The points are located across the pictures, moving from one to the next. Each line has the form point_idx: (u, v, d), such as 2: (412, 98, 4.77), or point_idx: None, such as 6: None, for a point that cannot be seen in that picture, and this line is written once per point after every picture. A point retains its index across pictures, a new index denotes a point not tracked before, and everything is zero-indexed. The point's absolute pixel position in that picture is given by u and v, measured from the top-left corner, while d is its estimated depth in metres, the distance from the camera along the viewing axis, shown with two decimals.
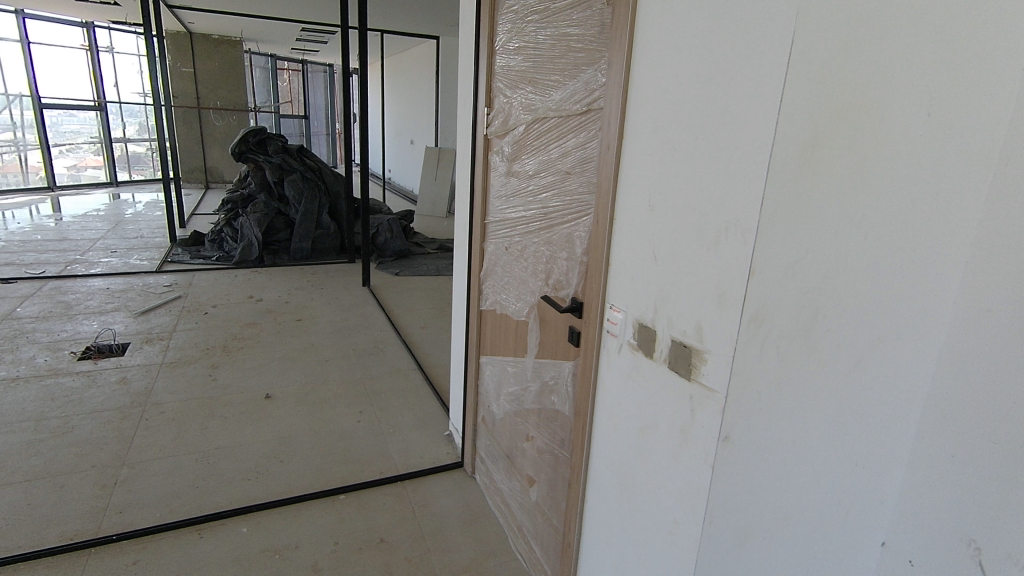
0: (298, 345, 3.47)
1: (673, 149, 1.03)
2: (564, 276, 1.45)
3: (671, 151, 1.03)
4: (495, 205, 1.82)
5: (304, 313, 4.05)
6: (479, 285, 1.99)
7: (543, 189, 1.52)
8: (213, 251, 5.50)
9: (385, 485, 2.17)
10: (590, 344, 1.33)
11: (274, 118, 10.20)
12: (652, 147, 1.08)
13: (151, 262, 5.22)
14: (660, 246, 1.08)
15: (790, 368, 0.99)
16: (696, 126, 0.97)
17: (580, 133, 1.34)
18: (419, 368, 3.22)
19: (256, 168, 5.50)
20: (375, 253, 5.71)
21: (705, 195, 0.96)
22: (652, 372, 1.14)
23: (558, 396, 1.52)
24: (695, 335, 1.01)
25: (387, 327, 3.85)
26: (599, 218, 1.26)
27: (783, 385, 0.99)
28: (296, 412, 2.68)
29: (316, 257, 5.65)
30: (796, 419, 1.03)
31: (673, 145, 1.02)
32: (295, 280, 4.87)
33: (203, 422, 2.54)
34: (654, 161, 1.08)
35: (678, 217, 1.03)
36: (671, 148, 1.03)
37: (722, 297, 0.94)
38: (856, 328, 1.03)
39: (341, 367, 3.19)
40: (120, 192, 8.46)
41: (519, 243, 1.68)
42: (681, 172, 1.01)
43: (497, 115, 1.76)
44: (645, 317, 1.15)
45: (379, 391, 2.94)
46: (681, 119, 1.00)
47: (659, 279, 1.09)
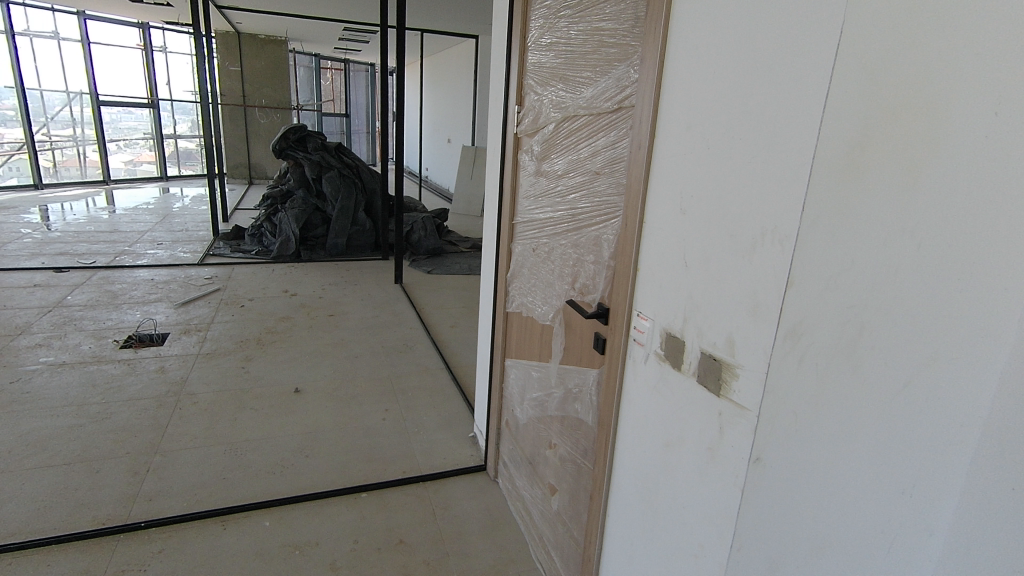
0: (329, 341, 3.51)
1: (707, 148, 0.96)
2: (589, 280, 1.40)
3: (705, 154, 0.97)
4: (524, 206, 1.78)
5: (335, 309, 4.10)
6: (506, 286, 1.96)
7: (570, 190, 1.48)
8: (253, 246, 5.65)
9: (407, 485, 2.16)
10: (616, 351, 1.28)
11: (316, 116, 10.43)
12: (685, 146, 1.02)
13: (194, 255, 5.39)
14: (691, 251, 1.02)
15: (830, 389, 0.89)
16: (733, 125, 0.91)
17: (610, 132, 1.29)
18: (446, 368, 3.21)
19: (296, 165, 5.59)
20: (409, 251, 5.75)
21: (739, 199, 0.90)
22: (679, 385, 1.08)
23: (580, 404, 1.46)
24: (725, 348, 0.95)
25: (416, 325, 3.87)
26: (628, 221, 1.21)
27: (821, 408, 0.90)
28: (323, 407, 2.71)
29: (350, 253, 5.73)
30: (839, 449, 0.91)
31: (708, 143, 0.96)
32: (329, 276, 4.94)
33: (234, 414, 2.59)
34: (685, 163, 1.02)
35: (711, 221, 0.97)
36: (706, 147, 0.97)
37: (756, 309, 0.89)
38: (914, 350, 0.86)
39: (370, 364, 3.21)
40: (170, 186, 8.80)
41: (546, 244, 1.63)
42: (715, 173, 0.95)
43: (527, 112, 1.72)
44: (673, 327, 1.09)
45: (407, 389, 2.94)
46: (718, 115, 0.94)
47: (688, 286, 1.04)
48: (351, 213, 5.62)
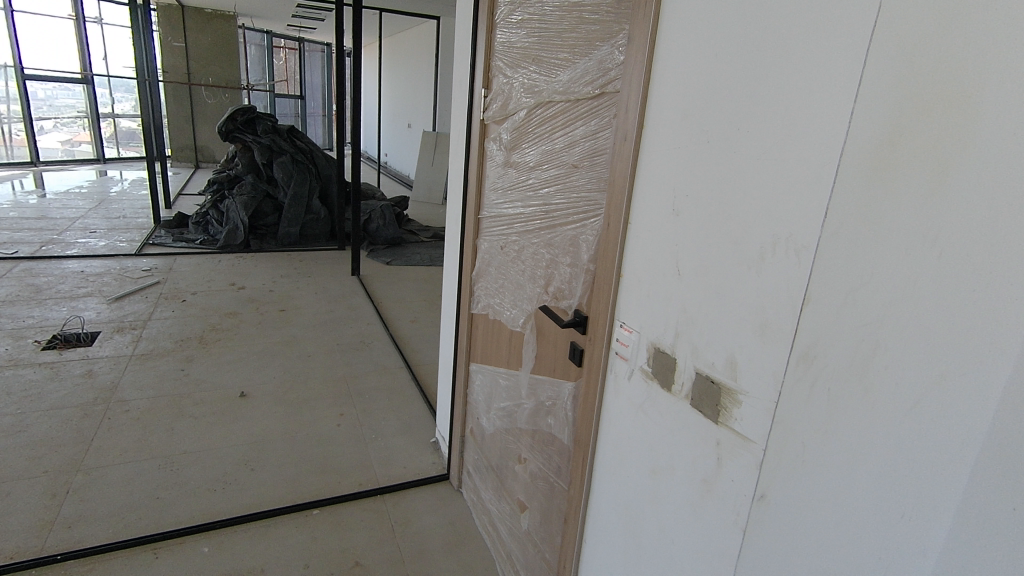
0: (279, 339, 3.29)
1: (708, 141, 0.84)
2: (564, 285, 1.27)
3: (704, 151, 0.85)
4: (491, 199, 1.63)
5: (287, 304, 3.86)
6: (471, 286, 1.81)
7: (544, 184, 1.34)
8: (198, 235, 5.30)
9: (363, 500, 2.01)
10: (595, 365, 1.15)
11: (268, 97, 9.94)
12: (680, 138, 0.89)
13: (131, 244, 5.01)
14: (685, 259, 0.90)
15: (843, 422, 0.69)
16: (739, 119, 0.79)
17: (590, 121, 1.15)
18: (405, 366, 3.05)
19: (244, 149, 5.25)
20: (367, 240, 5.50)
21: (746, 204, 0.79)
22: (668, 408, 0.97)
23: (554, 419, 1.34)
24: (725, 370, 0.84)
25: (373, 320, 3.67)
26: (610, 221, 1.08)
27: (832, 445, 0.70)
28: (271, 413, 2.51)
29: (304, 243, 5.45)
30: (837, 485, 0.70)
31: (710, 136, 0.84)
32: (281, 267, 4.67)
33: (170, 424, 2.36)
34: (680, 160, 0.90)
35: (711, 225, 0.85)
36: (707, 140, 0.84)
37: (763, 327, 0.77)
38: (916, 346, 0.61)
39: (323, 364, 3.01)
40: (107, 169, 8.22)
41: (516, 242, 1.49)
42: (716, 171, 0.83)
43: (496, 96, 1.57)
44: (663, 342, 0.97)
45: (363, 391, 2.77)
46: (721, 104, 0.81)
47: (681, 297, 0.92)
48: (305, 200, 5.33)
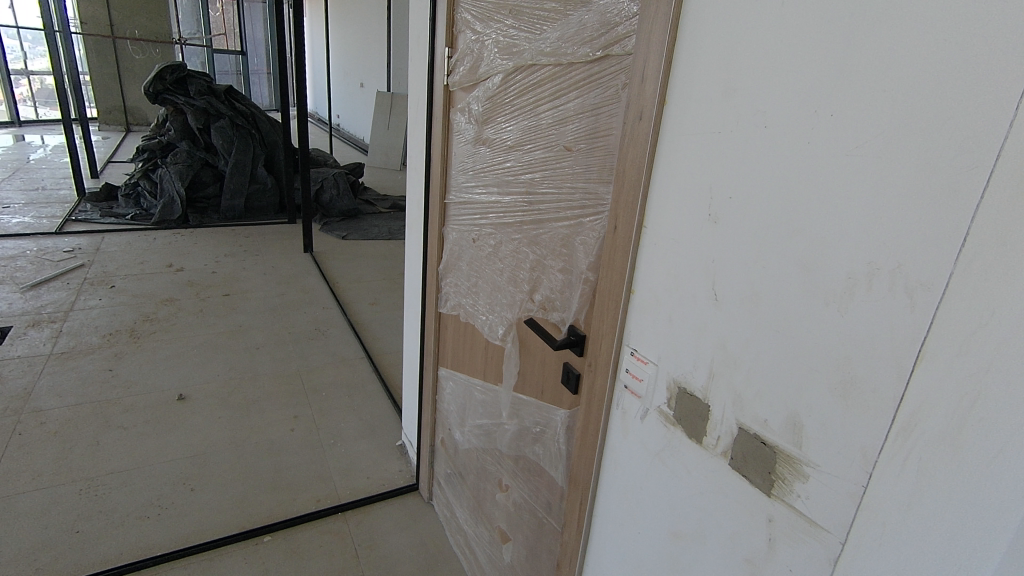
0: (223, 329, 2.96)
1: (770, 130, 0.61)
2: (554, 293, 1.04)
3: (762, 143, 0.63)
4: (460, 181, 1.38)
5: (231, 287, 3.51)
6: (437, 281, 1.57)
7: (527, 168, 1.10)
8: (128, 209, 4.80)
9: (321, 521, 1.79)
10: (596, 396, 0.95)
11: (205, 53, 9.12)
12: (724, 121, 0.66)
13: (51, 221, 4.49)
14: (728, 284, 0.69)
15: (970, 530, 0.49)
16: (823, 100, 0.56)
17: (589, 91, 0.91)
18: (366, 357, 2.80)
19: (176, 112, 4.72)
20: (319, 212, 5.11)
21: (828, 221, 0.57)
22: (696, 463, 0.77)
23: (542, 448, 1.14)
24: (786, 433, 0.64)
25: (329, 304, 3.38)
26: (618, 223, 0.85)
27: (949, 556, 0.51)
28: (214, 418, 2.23)
29: (250, 216, 5.03)
30: None
31: (773, 121, 0.61)
32: (225, 245, 4.27)
33: (93, 438, 2.06)
34: (724, 153, 0.67)
35: (771, 242, 0.63)
36: (767, 128, 0.62)
37: (847, 387, 0.57)
38: None
39: (274, 357, 2.73)
40: (24, 133, 7.42)
41: (492, 235, 1.26)
42: (780, 171, 0.61)
43: (463, 57, 1.29)
44: (692, 382, 0.76)
45: (320, 387, 2.51)
46: (794, 80, 0.59)
47: (721, 330, 0.71)
48: (248, 170, 4.87)
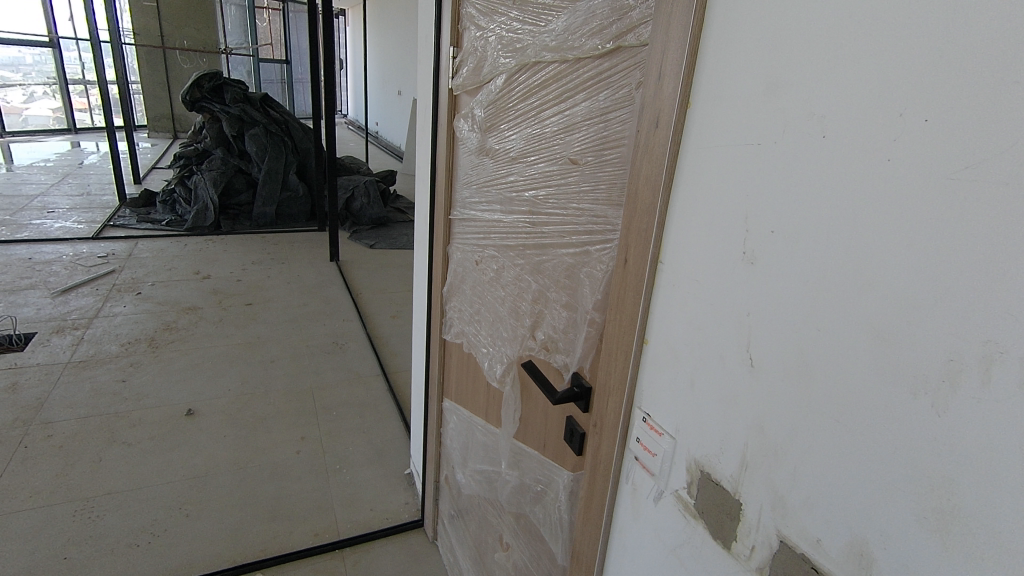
0: (240, 340, 2.90)
1: (831, 145, 0.44)
2: (557, 333, 0.88)
3: (818, 163, 0.45)
4: (463, 196, 1.23)
5: (254, 296, 3.46)
6: (441, 304, 1.42)
7: (529, 184, 0.94)
8: (164, 214, 4.87)
9: (317, 558, 1.66)
10: (601, 463, 0.78)
11: (251, 62, 9.32)
12: (767, 131, 0.49)
13: (90, 226, 4.58)
14: (768, 350, 0.51)
15: None
16: (913, 102, 0.39)
17: (598, 94, 0.74)
18: (382, 374, 2.68)
19: (212, 119, 4.76)
20: (350, 220, 5.07)
21: (920, 278, 0.39)
22: (721, 572, 0.59)
23: (543, 511, 0.97)
24: (849, 564, 0.46)
25: (350, 317, 3.30)
26: (627, 257, 0.68)
27: None
28: (219, 436, 2.15)
29: (281, 223, 5.04)
30: None
31: (835, 132, 0.44)
32: (254, 252, 4.27)
33: (96, 454, 2.00)
34: (766, 173, 0.50)
35: (829, 300, 0.45)
36: (827, 141, 0.44)
37: (945, 521, 0.39)
38: None
39: (288, 371, 2.65)
40: (78, 139, 7.70)
41: (494, 259, 1.10)
42: (845, 202, 0.44)
43: (467, 57, 1.15)
44: (719, 468, 0.58)
45: (331, 406, 2.41)
46: (867, 74, 0.41)
47: (757, 408, 0.53)
48: (280, 177, 4.88)
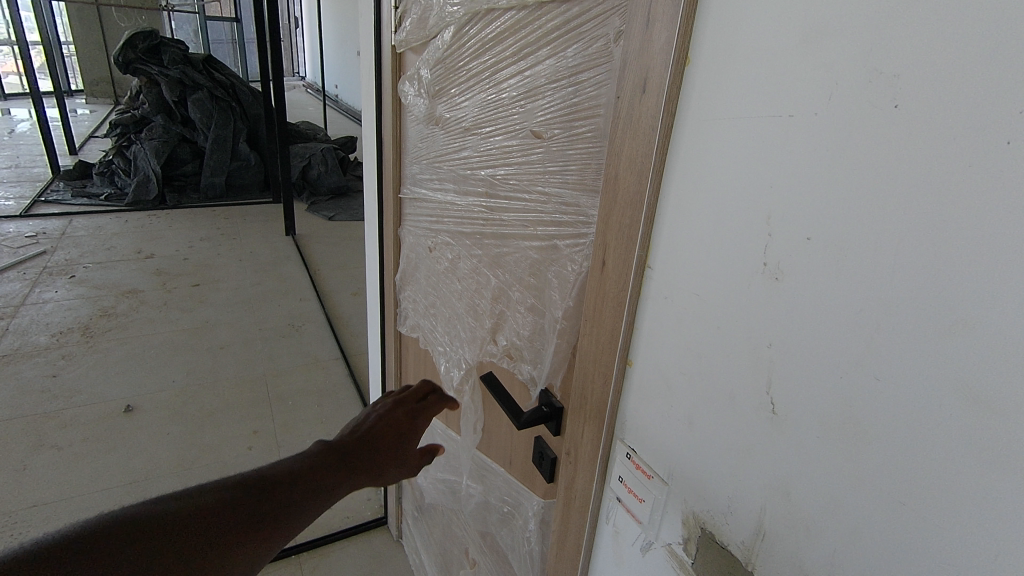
0: (187, 326, 2.69)
1: (906, 120, 0.31)
2: (521, 340, 0.74)
3: (885, 148, 0.32)
4: (413, 172, 1.07)
5: (202, 276, 3.22)
6: (394, 294, 1.27)
7: (484, 161, 0.78)
8: (103, 188, 4.51)
9: (271, 566, 1.53)
10: (575, 499, 0.65)
11: (195, 20, 8.65)
12: (808, 100, 0.35)
13: (18, 202, 4.20)
14: (798, 393, 0.39)
15: None
16: None
17: (566, 49, 0.59)
18: (341, 357, 2.53)
19: (149, 83, 4.34)
20: (307, 190, 4.82)
21: None
22: None
23: (510, 537, 0.85)
24: None
25: (307, 295, 3.10)
26: (605, 259, 0.54)
27: None
28: (162, 434, 1.98)
29: (232, 195, 4.74)
30: None
31: (913, 100, 0.31)
32: (202, 227, 3.99)
33: (20, 461, 1.81)
34: (802, 159, 0.36)
35: (898, 338, 0.33)
36: (900, 114, 0.31)
37: None
38: None
39: (239, 358, 2.46)
40: (5, 105, 7.07)
41: (448, 246, 0.95)
42: (929, 205, 0.31)
43: (410, 6, 0.96)
44: (726, 530, 0.46)
45: (287, 394, 2.25)
46: (974, 12, 0.28)
47: (781, 466, 0.41)
48: (229, 145, 4.53)
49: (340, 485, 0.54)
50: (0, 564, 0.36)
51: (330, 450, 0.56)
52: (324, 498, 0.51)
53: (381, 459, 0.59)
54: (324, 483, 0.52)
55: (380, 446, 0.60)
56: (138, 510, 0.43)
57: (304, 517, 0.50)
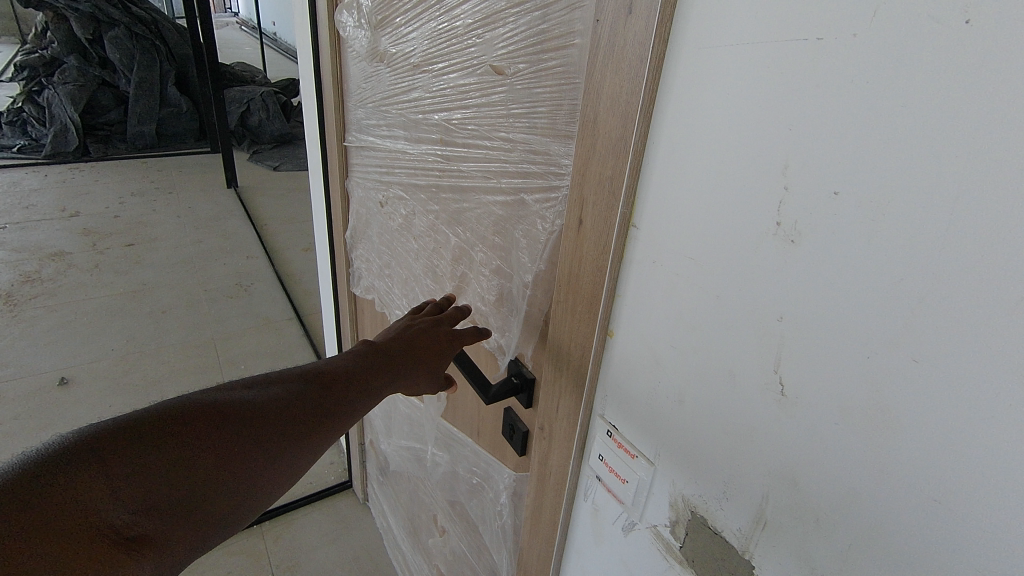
0: (123, 290, 2.50)
1: (979, 43, 0.24)
2: (487, 305, 0.68)
3: (948, 82, 0.26)
4: (358, 117, 0.95)
5: (137, 235, 2.99)
6: (344, 252, 1.17)
7: (438, 104, 0.68)
8: (14, 138, 4.07)
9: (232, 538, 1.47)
10: (550, 473, 0.61)
11: None
12: (848, 19, 0.28)
13: None
14: (814, 372, 0.34)
15: None
16: None
17: None
18: (295, 318, 2.42)
19: (56, 18, 3.87)
20: (249, 137, 4.50)
21: None
22: None
23: (480, 508, 0.81)
24: None
25: (254, 253, 2.93)
26: (581, 217, 0.47)
27: None
28: (102, 407, 1.85)
29: (164, 144, 4.38)
30: None
31: (992, 15, 0.24)
32: (133, 181, 3.68)
33: None
34: (835, 97, 0.29)
35: (948, 314, 0.28)
36: (972, 35, 0.25)
37: None
38: None
39: (184, 322, 2.31)
40: None
41: (401, 200, 0.85)
42: (1001, 153, 0.25)
43: None
44: (720, 517, 0.42)
45: (238, 359, 2.13)
46: None
47: (790, 452, 0.36)
48: (156, 89, 4.14)
49: (380, 392, 0.57)
50: (105, 430, 0.39)
51: (370, 358, 0.58)
52: (369, 400, 0.55)
53: (420, 369, 0.61)
54: (368, 391, 0.55)
55: (421, 355, 0.61)
56: (213, 401, 0.45)
57: (349, 419, 0.54)
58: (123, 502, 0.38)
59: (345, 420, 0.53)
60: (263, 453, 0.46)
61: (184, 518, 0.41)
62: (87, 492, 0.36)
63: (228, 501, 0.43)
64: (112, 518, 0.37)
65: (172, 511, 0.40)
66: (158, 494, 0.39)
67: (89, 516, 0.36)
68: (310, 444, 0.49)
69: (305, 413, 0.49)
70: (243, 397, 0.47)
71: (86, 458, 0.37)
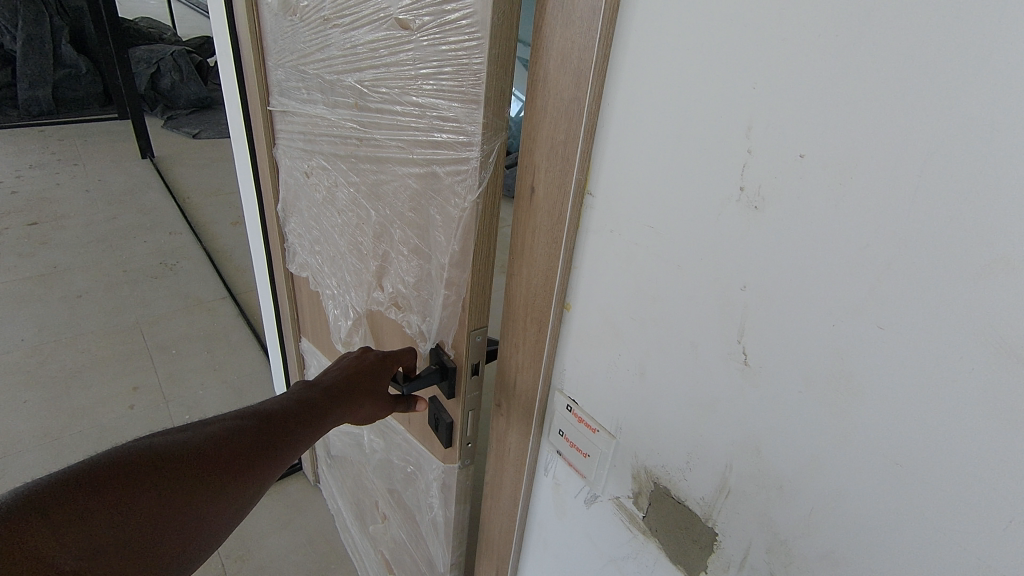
0: (30, 274, 2.28)
1: None
2: (407, 287, 0.64)
3: (922, 31, 0.24)
4: (277, 78, 0.87)
5: (40, 213, 2.71)
6: (277, 227, 1.09)
7: (350, 64, 0.63)
8: None
9: None
10: (508, 454, 0.60)
11: None
12: None
13: None
14: (778, 344, 0.33)
15: None
16: None
17: None
18: (228, 296, 2.28)
19: None
20: (162, 102, 4.14)
21: None
22: None
23: (416, 496, 0.80)
24: None
25: (177, 228, 2.73)
26: (533, 184, 0.44)
27: None
28: (17, 401, 1.70)
29: (64, 111, 3.96)
30: None
31: None
32: (30, 153, 3.33)
33: None
34: (809, 52, 0.27)
35: (915, 278, 0.27)
36: None
37: None
38: None
39: (103, 305, 2.15)
40: None
41: (323, 172, 0.80)
42: (969, 113, 0.24)
43: None
44: (683, 486, 0.42)
45: (168, 342, 2.01)
46: None
47: (754, 422, 0.36)
48: (48, 48, 3.71)
49: (325, 418, 0.56)
50: (43, 481, 0.38)
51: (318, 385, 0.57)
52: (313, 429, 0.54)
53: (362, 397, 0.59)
54: (312, 420, 0.54)
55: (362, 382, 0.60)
56: (152, 443, 0.44)
57: (297, 448, 0.53)
58: (69, 549, 0.37)
59: (291, 450, 0.52)
60: (208, 489, 0.44)
61: (132, 561, 0.40)
62: (33, 540, 0.35)
63: (176, 538, 0.42)
64: (59, 565, 0.36)
65: (119, 553, 0.39)
66: (108, 538, 0.39)
67: (35, 564, 0.35)
68: (256, 475, 0.48)
69: (251, 444, 0.48)
70: (184, 437, 0.46)
71: (26, 510, 0.36)
